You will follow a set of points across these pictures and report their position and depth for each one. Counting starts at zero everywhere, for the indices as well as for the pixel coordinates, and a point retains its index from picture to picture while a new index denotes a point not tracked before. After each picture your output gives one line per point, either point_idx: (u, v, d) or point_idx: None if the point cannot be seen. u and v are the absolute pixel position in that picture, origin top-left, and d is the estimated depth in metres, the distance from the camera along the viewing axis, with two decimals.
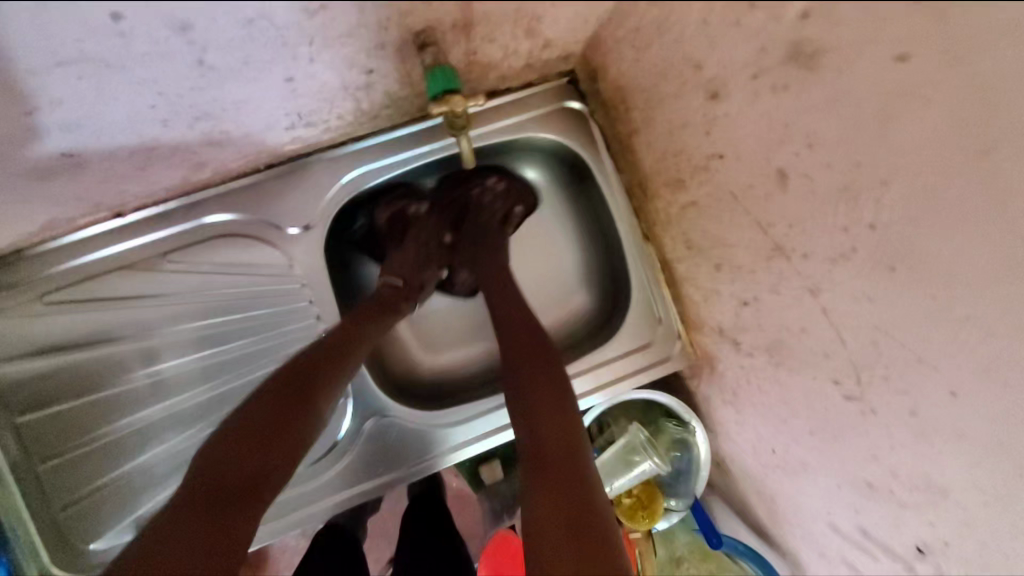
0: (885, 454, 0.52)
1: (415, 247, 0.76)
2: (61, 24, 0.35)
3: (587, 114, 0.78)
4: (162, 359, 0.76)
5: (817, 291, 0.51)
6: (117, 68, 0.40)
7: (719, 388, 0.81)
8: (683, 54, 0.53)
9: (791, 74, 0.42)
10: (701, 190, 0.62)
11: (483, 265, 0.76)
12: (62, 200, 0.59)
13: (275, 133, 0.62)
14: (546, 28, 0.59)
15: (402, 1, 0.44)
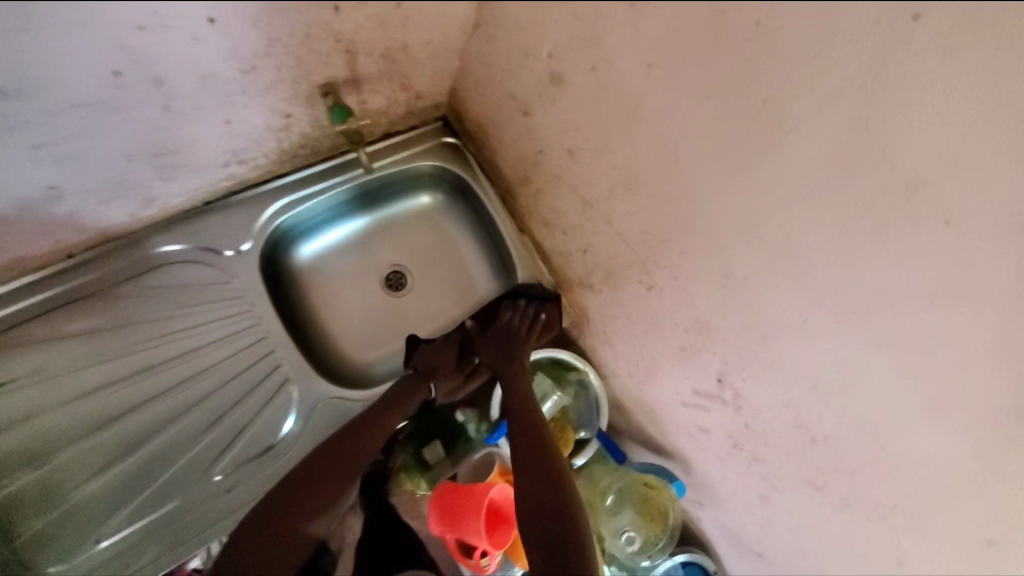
0: (678, 318, 0.77)
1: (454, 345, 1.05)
2: (81, 77, 0.55)
3: (461, 145, 1.06)
4: (110, 387, 0.83)
5: (611, 220, 0.78)
6: (113, 113, 0.60)
7: (594, 332, 1.04)
8: (503, 89, 0.83)
9: (555, 89, 0.72)
10: (539, 176, 0.89)
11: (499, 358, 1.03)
12: (26, 232, 0.71)
13: (214, 170, 0.80)
14: (414, 83, 0.88)
15: (308, 65, 0.68)
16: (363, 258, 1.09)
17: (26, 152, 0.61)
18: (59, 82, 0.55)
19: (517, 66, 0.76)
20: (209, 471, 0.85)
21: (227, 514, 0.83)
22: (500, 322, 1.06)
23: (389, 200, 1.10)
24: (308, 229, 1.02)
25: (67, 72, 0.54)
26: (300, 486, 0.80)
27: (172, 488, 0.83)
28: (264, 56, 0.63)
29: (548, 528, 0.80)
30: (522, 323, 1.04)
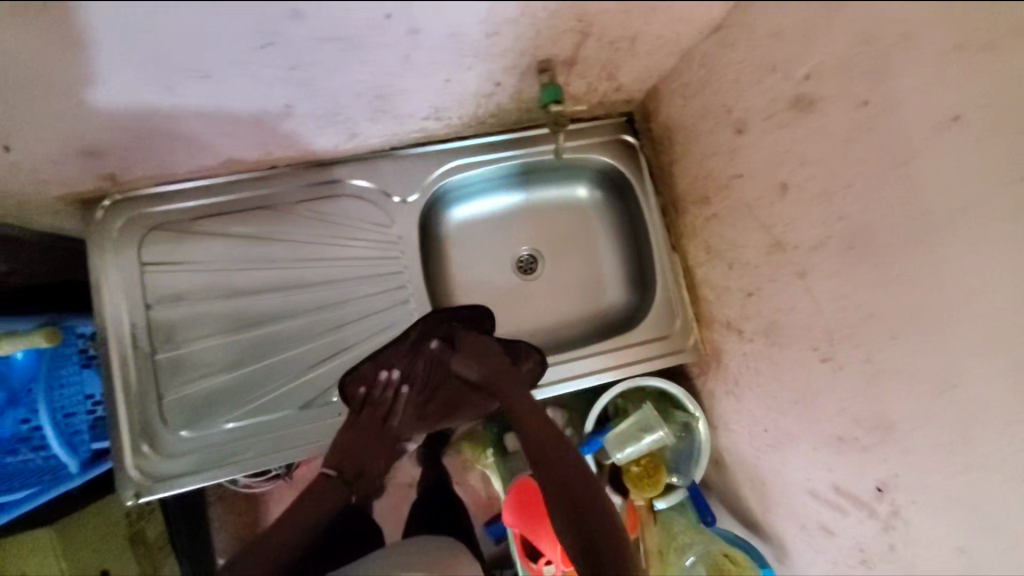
0: (850, 404, 0.68)
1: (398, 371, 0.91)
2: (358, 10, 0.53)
3: (637, 147, 1.01)
4: (266, 291, 0.91)
5: (804, 274, 0.69)
6: (359, 49, 0.59)
7: (722, 379, 0.95)
8: (718, 102, 0.76)
9: (792, 116, 0.65)
10: (723, 203, 0.81)
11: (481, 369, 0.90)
12: (250, 140, 0.78)
13: (413, 121, 0.84)
14: (621, 75, 0.84)
15: (541, 39, 0.67)
16: (504, 234, 1.11)
17: (278, 71, 0.61)
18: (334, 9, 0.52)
19: (751, 81, 0.69)
20: (322, 394, 0.92)
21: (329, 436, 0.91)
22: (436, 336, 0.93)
23: (545, 185, 1.10)
24: (467, 194, 1.06)
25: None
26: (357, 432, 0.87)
27: (295, 396, 0.92)
28: (509, 25, 0.62)
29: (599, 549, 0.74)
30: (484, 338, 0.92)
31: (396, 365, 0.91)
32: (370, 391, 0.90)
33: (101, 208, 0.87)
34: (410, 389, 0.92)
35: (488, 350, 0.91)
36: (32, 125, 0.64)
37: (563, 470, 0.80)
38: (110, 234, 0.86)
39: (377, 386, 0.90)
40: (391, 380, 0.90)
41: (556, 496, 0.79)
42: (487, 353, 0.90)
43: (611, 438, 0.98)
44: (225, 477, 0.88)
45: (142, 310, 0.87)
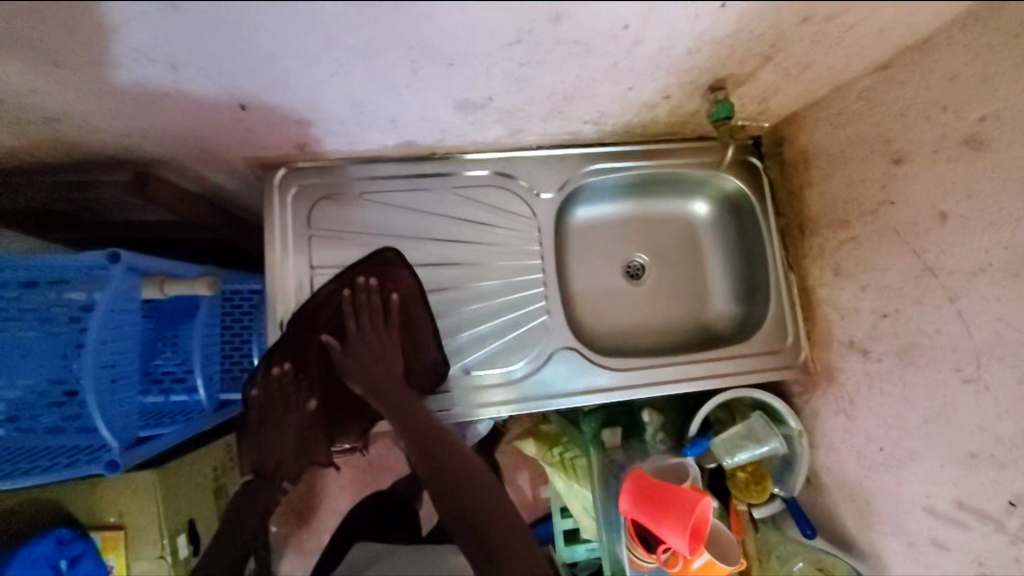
0: (992, 422, 0.72)
1: (315, 358, 0.96)
2: (607, 19, 0.61)
3: (761, 168, 1.06)
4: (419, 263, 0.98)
5: (956, 298, 0.74)
6: (582, 50, 0.66)
7: (834, 398, 0.98)
8: (876, 132, 0.82)
9: (964, 152, 0.71)
10: (865, 228, 0.86)
11: (364, 365, 0.94)
12: (437, 127, 0.86)
13: (579, 123, 0.91)
14: (773, 101, 0.90)
15: (730, 60, 0.74)
16: (621, 238, 1.16)
17: (509, 65, 0.68)
18: (588, 14, 0.60)
19: (918, 117, 0.76)
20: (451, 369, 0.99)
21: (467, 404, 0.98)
22: (367, 318, 0.96)
23: (664, 196, 1.16)
24: (594, 198, 1.13)
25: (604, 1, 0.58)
26: (262, 410, 0.95)
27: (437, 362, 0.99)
28: (712, 44, 0.69)
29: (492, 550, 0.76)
30: (358, 302, 0.95)
31: (290, 359, 0.94)
32: (274, 378, 0.94)
33: (280, 171, 0.95)
34: (301, 380, 0.96)
35: (391, 353, 0.95)
36: (277, 97, 0.72)
37: (474, 490, 0.81)
38: (286, 198, 0.95)
39: (274, 380, 0.95)
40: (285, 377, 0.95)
41: (432, 483, 0.82)
42: (389, 359, 0.95)
43: (718, 445, 1.01)
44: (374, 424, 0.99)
45: (306, 270, 0.95)
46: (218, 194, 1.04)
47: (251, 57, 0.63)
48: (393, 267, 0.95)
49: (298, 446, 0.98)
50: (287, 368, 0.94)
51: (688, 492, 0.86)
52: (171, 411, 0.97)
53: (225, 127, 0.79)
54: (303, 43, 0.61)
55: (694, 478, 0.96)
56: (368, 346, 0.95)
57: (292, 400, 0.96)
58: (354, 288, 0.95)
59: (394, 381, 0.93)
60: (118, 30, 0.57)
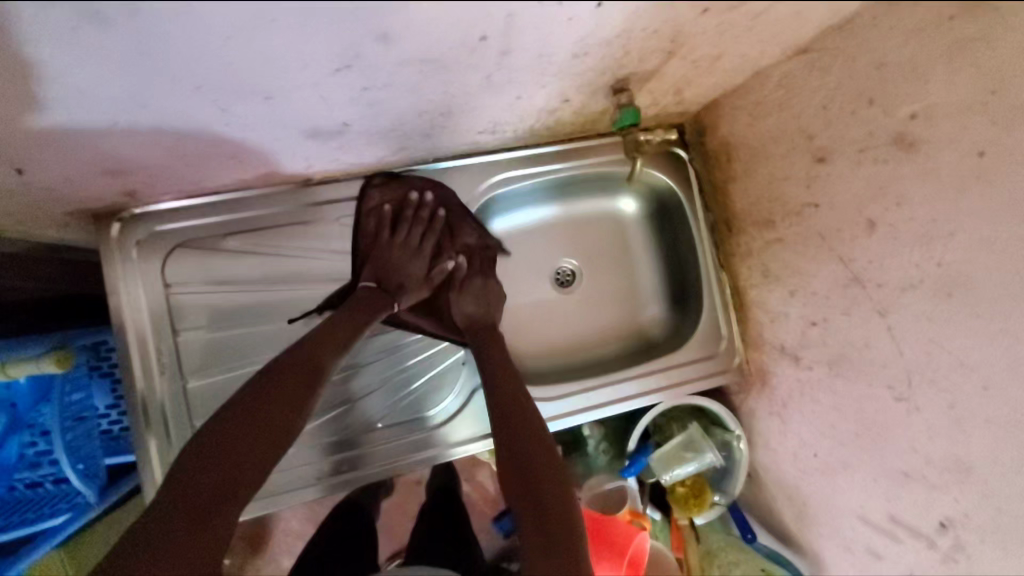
0: (924, 444, 0.68)
1: (455, 236, 0.87)
2: (453, 32, 0.47)
3: (687, 159, 0.96)
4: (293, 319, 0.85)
5: (886, 312, 0.68)
6: (442, 66, 0.53)
7: (768, 401, 0.95)
8: (798, 125, 0.73)
9: (893, 154, 0.63)
10: (790, 230, 0.79)
11: (478, 292, 0.85)
12: (295, 156, 0.71)
13: (472, 134, 0.78)
14: (689, 91, 0.79)
15: (629, 60, 0.62)
16: (545, 246, 1.06)
17: (349, 91, 0.54)
18: (433, 29, 0.46)
19: (842, 111, 0.67)
20: (369, 430, 0.89)
21: (377, 465, 0.89)
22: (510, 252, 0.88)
23: (587, 195, 1.05)
24: (509, 205, 1.01)
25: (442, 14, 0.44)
26: (389, 250, 0.83)
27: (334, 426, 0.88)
28: (602, 47, 0.57)
29: (537, 484, 0.69)
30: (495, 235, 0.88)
31: (450, 208, 0.85)
32: (412, 202, 0.83)
33: (116, 223, 0.79)
34: (437, 231, 0.85)
35: (504, 296, 0.87)
36: (60, 149, 0.56)
37: (537, 438, 0.74)
38: (129, 251, 0.79)
39: (409, 203, 0.83)
40: (424, 226, 0.84)
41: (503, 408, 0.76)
42: (498, 302, 0.87)
43: (657, 459, 0.98)
44: (278, 506, 0.86)
45: (170, 335, 0.81)
46: (47, 245, 0.83)
47: (163, 70, 0.46)
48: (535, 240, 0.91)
49: (416, 282, 0.84)
50: (441, 215, 0.84)
51: (618, 527, 0.83)
52: (52, 499, 0.87)
53: (17, 191, 0.63)
54: (57, 82, 0.46)
55: (633, 497, 0.94)
56: (488, 290, 0.86)
57: (386, 276, 0.82)
58: (495, 227, 0.88)
59: (496, 330, 0.84)
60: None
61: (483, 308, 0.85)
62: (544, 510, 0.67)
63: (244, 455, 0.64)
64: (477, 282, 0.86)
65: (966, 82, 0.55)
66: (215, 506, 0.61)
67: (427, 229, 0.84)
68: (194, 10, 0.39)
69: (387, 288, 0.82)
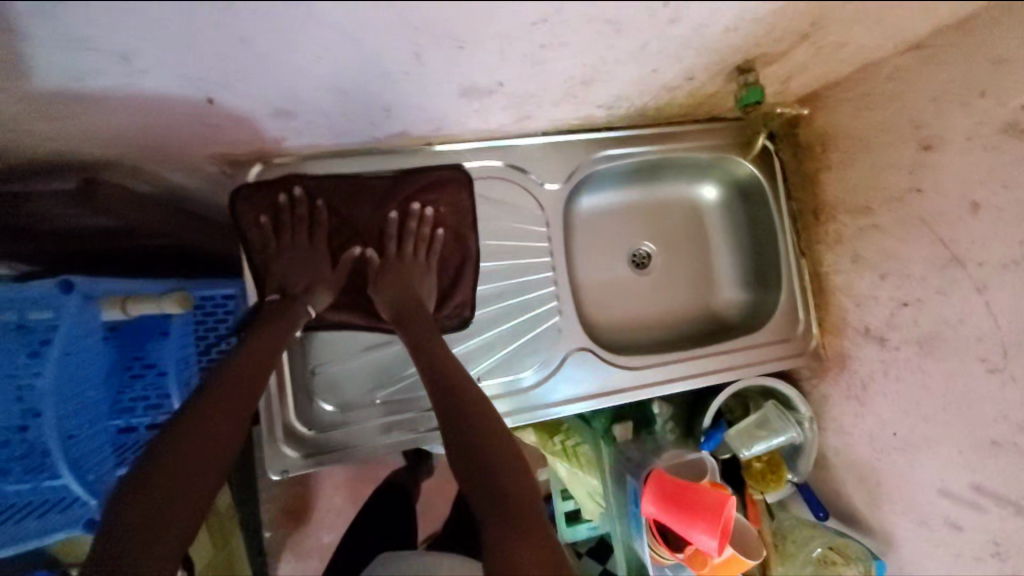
0: (1016, 413, 0.73)
1: (333, 220, 0.88)
2: None
3: (774, 151, 1.01)
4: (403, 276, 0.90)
5: (985, 290, 0.73)
6: (616, 28, 0.58)
7: (845, 385, 0.99)
8: (905, 116, 0.78)
9: (1004, 140, 0.68)
10: (887, 215, 0.84)
11: (393, 279, 0.86)
12: (436, 116, 0.76)
13: (592, 109, 0.83)
14: (796, 81, 0.84)
15: (768, 40, 0.68)
16: (628, 227, 1.11)
17: (528, 46, 0.59)
18: None
19: (954, 101, 0.73)
20: (384, 385, 0.91)
21: None
22: (418, 231, 0.89)
23: (670, 182, 1.10)
24: (599, 185, 1.05)
25: None
26: (304, 248, 0.85)
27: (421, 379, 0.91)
28: (753, 23, 0.62)
29: (489, 483, 0.68)
30: (405, 217, 0.89)
31: (324, 200, 0.86)
32: (286, 204, 0.85)
33: (256, 167, 0.84)
34: (322, 223, 0.87)
35: (419, 281, 0.87)
36: (251, 86, 0.60)
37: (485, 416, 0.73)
38: (263, 198, 0.83)
39: (284, 207, 0.85)
40: (292, 217, 0.86)
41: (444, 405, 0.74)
42: (415, 281, 0.87)
43: (734, 435, 1.01)
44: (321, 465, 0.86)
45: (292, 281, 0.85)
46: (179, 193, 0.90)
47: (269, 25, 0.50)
48: (458, 170, 0.89)
49: (302, 269, 0.85)
50: (319, 206, 0.86)
51: (706, 490, 0.86)
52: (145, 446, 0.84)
53: (192, 122, 0.67)
54: (280, 20, 0.49)
55: (712, 470, 0.96)
56: (402, 270, 0.87)
57: (302, 275, 0.84)
58: (409, 214, 0.89)
59: (419, 306, 0.85)
60: (51, 13, 0.45)
61: (398, 299, 0.85)
62: (503, 513, 0.66)
63: (199, 452, 0.63)
64: (387, 272, 0.87)
65: None
66: (174, 494, 0.59)
67: (295, 222, 0.86)
68: None
69: (291, 290, 0.83)
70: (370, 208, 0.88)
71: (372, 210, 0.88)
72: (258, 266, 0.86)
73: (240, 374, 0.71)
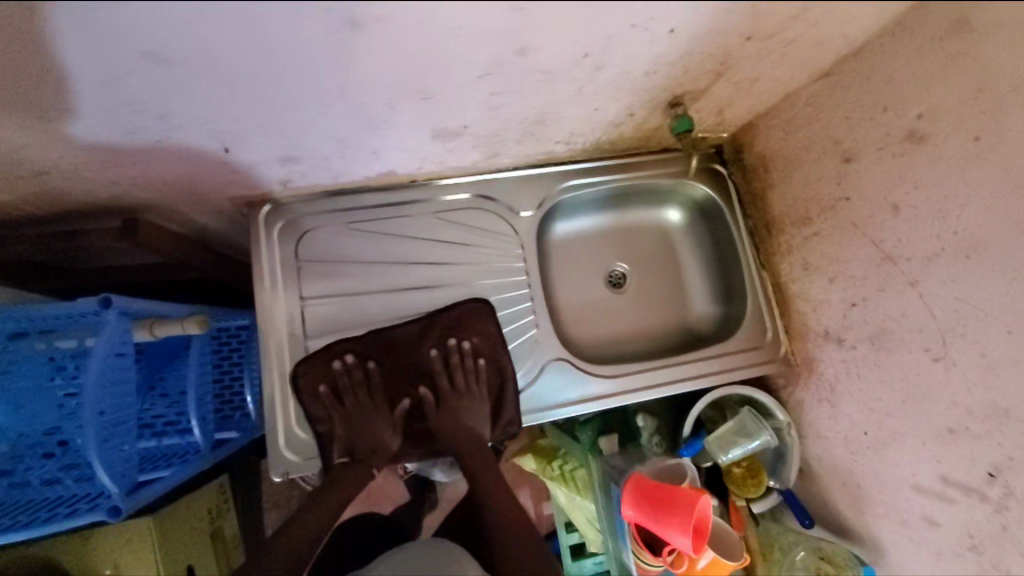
0: (964, 397, 0.76)
1: (387, 375, 1.01)
2: (564, 45, 0.65)
3: (727, 174, 1.12)
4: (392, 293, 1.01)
5: (916, 282, 0.79)
6: (549, 74, 0.71)
7: (816, 387, 1.02)
8: (826, 135, 0.88)
9: (907, 147, 0.77)
10: (826, 223, 0.92)
11: (448, 413, 1.01)
12: (415, 156, 0.90)
13: (552, 144, 0.96)
14: (730, 112, 0.96)
15: (685, 79, 0.80)
16: (602, 250, 1.21)
17: (480, 94, 0.73)
18: (552, 41, 0.64)
19: (862, 118, 0.82)
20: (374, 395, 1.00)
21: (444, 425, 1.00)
22: (462, 360, 1.02)
23: (637, 208, 1.21)
24: (571, 214, 1.17)
25: (560, 30, 0.62)
26: (369, 407, 0.99)
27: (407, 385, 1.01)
28: (668, 64, 0.75)
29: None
30: (448, 355, 1.02)
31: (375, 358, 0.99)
32: (341, 370, 0.97)
33: (267, 205, 0.97)
34: (377, 379, 1.00)
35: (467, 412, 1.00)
36: (259, 135, 0.75)
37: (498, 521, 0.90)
38: (272, 231, 0.97)
39: (341, 373, 0.97)
40: (356, 379, 0.98)
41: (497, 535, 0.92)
42: (470, 414, 1.01)
43: (713, 441, 1.04)
44: (311, 469, 0.93)
45: (296, 302, 0.97)
46: (206, 236, 1.06)
47: (261, 90, 0.65)
48: (482, 303, 1.02)
49: (367, 427, 0.98)
50: (372, 367, 0.99)
51: (684, 492, 0.89)
52: (165, 456, 0.96)
53: (215, 167, 0.82)
54: (279, 83, 0.64)
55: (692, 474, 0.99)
56: (455, 407, 1.01)
57: (368, 421, 0.98)
58: (446, 351, 1.02)
59: (472, 438, 1.00)
60: (123, 80, 0.60)
61: (455, 435, 1.00)
62: None
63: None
64: (441, 408, 1.01)
65: (957, 85, 0.70)
66: None
67: (356, 380, 0.98)
68: (403, 25, 0.58)
69: (360, 451, 0.97)
70: (421, 349, 1.02)
71: (426, 350, 1.02)
72: (318, 428, 0.96)
73: (325, 505, 0.90)
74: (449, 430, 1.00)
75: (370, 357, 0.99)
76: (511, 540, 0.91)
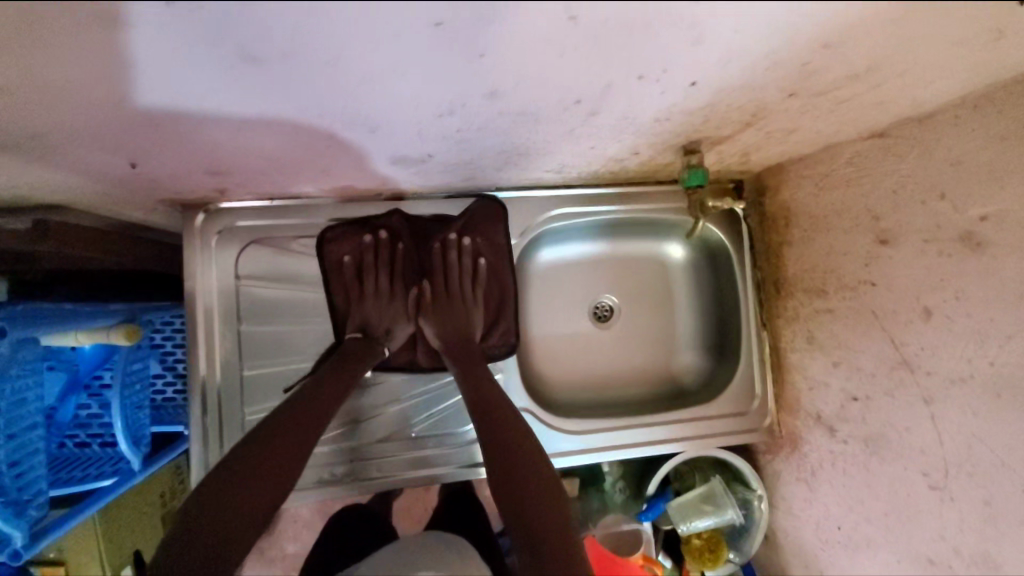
0: (954, 534, 0.68)
1: (404, 257, 0.87)
2: (551, 93, 0.51)
3: (742, 216, 0.97)
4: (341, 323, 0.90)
5: (931, 400, 0.69)
6: (531, 118, 0.56)
7: (796, 466, 0.94)
8: (864, 205, 0.74)
9: (957, 248, 0.64)
10: (842, 303, 0.80)
11: (444, 313, 0.86)
12: (374, 176, 0.76)
13: (541, 172, 0.81)
14: (756, 155, 0.81)
15: (704, 127, 0.65)
16: (590, 282, 1.07)
17: (444, 131, 0.59)
18: (533, 88, 0.49)
19: (912, 198, 0.68)
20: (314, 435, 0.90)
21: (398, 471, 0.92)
22: (462, 259, 0.87)
23: (634, 238, 1.06)
24: (558, 239, 1.03)
25: (543, 78, 0.47)
26: (384, 291, 0.86)
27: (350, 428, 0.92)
28: (683, 115, 0.60)
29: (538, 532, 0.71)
30: (450, 248, 0.87)
31: (406, 240, 0.86)
32: (372, 243, 0.86)
33: (201, 213, 0.85)
34: (400, 261, 0.86)
35: (474, 318, 0.87)
36: (174, 152, 0.62)
37: (515, 467, 0.74)
38: (207, 241, 0.85)
39: (369, 247, 0.86)
40: (380, 257, 0.86)
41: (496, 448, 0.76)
42: (468, 318, 0.87)
43: (677, 506, 0.98)
44: None
45: (232, 324, 0.87)
46: (132, 224, 0.92)
47: (159, 113, 0.51)
48: (495, 204, 0.91)
49: (385, 313, 0.85)
50: (398, 246, 0.86)
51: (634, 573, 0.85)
52: (96, 461, 0.93)
53: (128, 178, 0.69)
54: (179, 110, 0.50)
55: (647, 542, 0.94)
56: (453, 306, 0.86)
57: (375, 308, 0.85)
58: (446, 244, 0.87)
59: (470, 344, 0.85)
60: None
61: (451, 339, 0.85)
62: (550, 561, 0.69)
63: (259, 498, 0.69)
64: (438, 308, 0.86)
65: None
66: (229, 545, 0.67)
67: (382, 260, 0.86)
68: (332, 64, 0.43)
69: (371, 331, 0.84)
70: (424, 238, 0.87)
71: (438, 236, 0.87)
72: (337, 303, 0.87)
73: (305, 407, 0.75)
74: (442, 336, 0.85)
75: (393, 236, 0.86)
76: (518, 461, 0.75)
